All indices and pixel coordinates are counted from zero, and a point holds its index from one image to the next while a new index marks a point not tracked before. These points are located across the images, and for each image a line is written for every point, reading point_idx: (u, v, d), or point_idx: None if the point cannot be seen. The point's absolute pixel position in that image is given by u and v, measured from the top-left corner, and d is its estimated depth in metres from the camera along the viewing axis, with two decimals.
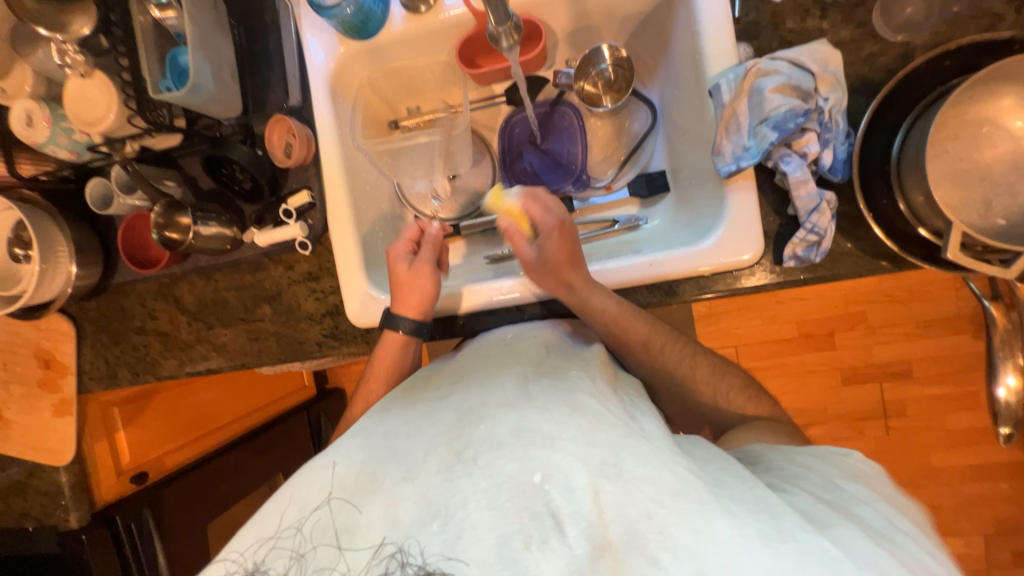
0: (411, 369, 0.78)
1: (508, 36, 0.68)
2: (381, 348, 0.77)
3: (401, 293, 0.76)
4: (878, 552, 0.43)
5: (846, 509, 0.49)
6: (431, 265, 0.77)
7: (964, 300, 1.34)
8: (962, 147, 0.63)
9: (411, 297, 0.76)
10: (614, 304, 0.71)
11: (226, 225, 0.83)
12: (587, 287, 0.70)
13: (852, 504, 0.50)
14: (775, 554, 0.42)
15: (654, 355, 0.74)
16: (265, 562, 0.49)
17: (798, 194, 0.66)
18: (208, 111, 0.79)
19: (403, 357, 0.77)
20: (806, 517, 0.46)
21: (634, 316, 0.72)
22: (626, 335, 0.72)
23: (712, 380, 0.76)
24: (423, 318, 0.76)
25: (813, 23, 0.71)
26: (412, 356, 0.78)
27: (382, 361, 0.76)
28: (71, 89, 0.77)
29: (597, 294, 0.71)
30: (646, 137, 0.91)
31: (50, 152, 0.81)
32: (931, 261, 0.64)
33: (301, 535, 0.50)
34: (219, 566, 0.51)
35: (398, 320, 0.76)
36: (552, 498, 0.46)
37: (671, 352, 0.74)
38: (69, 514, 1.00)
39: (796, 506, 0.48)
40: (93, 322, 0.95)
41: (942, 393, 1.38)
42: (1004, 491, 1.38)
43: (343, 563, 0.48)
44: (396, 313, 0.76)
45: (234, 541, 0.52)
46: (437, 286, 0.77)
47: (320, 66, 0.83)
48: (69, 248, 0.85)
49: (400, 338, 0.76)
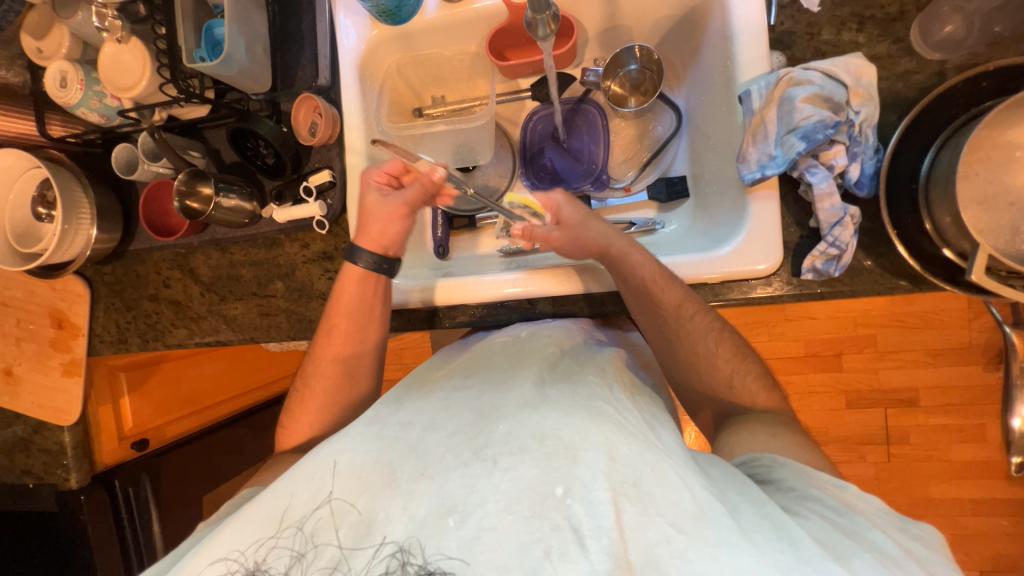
0: (375, 299, 0.77)
1: (545, 25, 0.69)
2: (341, 292, 0.76)
3: (364, 223, 0.76)
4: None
5: (856, 531, 0.48)
6: (406, 208, 0.75)
7: (978, 330, 1.32)
8: (992, 170, 0.63)
9: (373, 230, 0.76)
10: (635, 291, 0.70)
11: (247, 199, 0.83)
12: (618, 245, 0.72)
13: (864, 530, 0.48)
14: None
15: (684, 323, 0.69)
16: (266, 562, 0.49)
17: (822, 207, 0.66)
18: (238, 84, 0.80)
19: (366, 303, 0.77)
20: (823, 546, 0.45)
21: (670, 275, 0.70)
22: (660, 326, 0.70)
23: (730, 361, 0.70)
24: (389, 255, 0.77)
25: (849, 36, 0.71)
26: (377, 292, 0.77)
27: (341, 303, 0.76)
28: (106, 53, 0.78)
29: (633, 253, 0.71)
30: (670, 140, 0.91)
31: (81, 114, 0.82)
32: (953, 284, 0.63)
33: (302, 535, 0.50)
34: (218, 566, 0.49)
35: (359, 252, 0.76)
36: (574, 513, 0.46)
37: (700, 325, 0.69)
38: (70, 474, 1.01)
39: (813, 534, 0.46)
40: (108, 286, 0.96)
41: (949, 423, 1.36)
42: (1005, 528, 1.36)
43: (345, 564, 0.47)
44: (359, 245, 0.76)
45: (234, 538, 0.51)
46: (404, 229, 0.77)
47: (350, 48, 0.83)
48: (91, 210, 0.87)
49: (360, 273, 0.75)
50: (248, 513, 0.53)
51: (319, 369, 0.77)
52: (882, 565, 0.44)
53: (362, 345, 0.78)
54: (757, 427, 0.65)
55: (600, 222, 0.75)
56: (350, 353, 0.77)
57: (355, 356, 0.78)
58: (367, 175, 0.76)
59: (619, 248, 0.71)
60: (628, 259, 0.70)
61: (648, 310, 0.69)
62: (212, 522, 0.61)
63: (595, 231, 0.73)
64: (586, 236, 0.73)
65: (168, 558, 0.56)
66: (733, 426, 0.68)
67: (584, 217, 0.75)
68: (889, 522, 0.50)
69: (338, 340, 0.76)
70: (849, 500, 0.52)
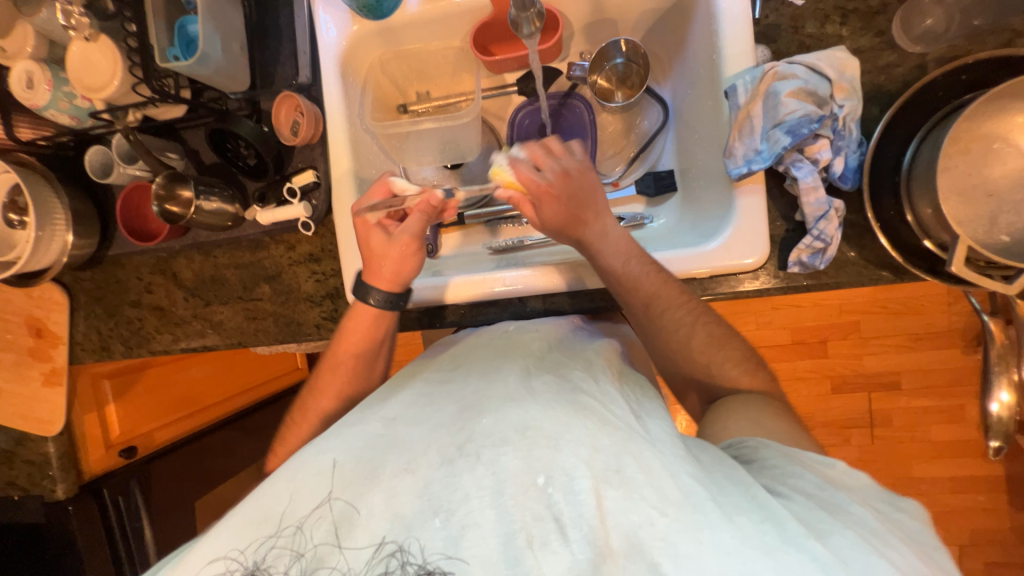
0: (382, 339, 0.76)
1: (530, 22, 0.71)
2: (352, 319, 0.75)
3: (372, 263, 0.74)
4: (874, 556, 0.43)
5: (839, 507, 0.48)
6: (415, 241, 0.73)
7: (956, 314, 1.35)
8: (971, 163, 0.64)
9: (385, 270, 0.73)
10: (628, 262, 0.69)
11: (228, 201, 0.82)
12: (600, 242, 0.70)
13: (847, 504, 0.48)
14: (777, 565, 0.42)
15: (653, 317, 0.68)
16: (267, 561, 0.48)
17: (807, 201, 0.67)
18: (215, 84, 0.78)
19: (374, 342, 0.76)
20: (805, 524, 0.45)
21: (644, 271, 0.68)
22: (638, 315, 0.70)
23: (704, 353, 0.70)
24: (398, 290, 0.75)
25: (832, 29, 0.71)
26: (384, 328, 0.76)
27: (351, 334, 0.75)
28: (75, 52, 0.74)
29: (608, 256, 0.70)
30: (657, 134, 0.90)
31: (50, 116, 0.79)
32: (933, 274, 0.64)
33: (301, 535, 0.49)
34: (217, 564, 0.49)
35: (368, 291, 0.74)
36: (555, 501, 0.46)
37: (675, 313, 0.68)
38: (56, 485, 0.99)
39: (793, 513, 0.47)
40: (88, 293, 0.94)
41: (930, 405, 1.41)
42: (981, 504, 1.41)
43: (343, 561, 0.47)
44: (369, 283, 0.74)
45: (233, 537, 0.51)
46: (418, 263, 0.75)
47: (331, 43, 0.81)
48: (66, 216, 0.84)
49: (371, 312, 0.74)
50: (236, 518, 0.52)
51: (320, 406, 0.74)
52: (862, 542, 0.44)
53: (365, 381, 0.76)
54: (749, 413, 0.63)
55: (593, 221, 0.70)
56: (356, 379, 0.75)
57: (361, 387, 0.76)
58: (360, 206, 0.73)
59: (594, 252, 0.70)
60: (598, 266, 0.71)
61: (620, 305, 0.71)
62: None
63: (577, 234, 0.71)
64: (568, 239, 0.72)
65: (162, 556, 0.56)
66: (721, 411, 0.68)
67: (566, 224, 0.70)
68: (878, 497, 0.51)
69: (341, 375, 0.75)
70: (833, 476, 0.52)
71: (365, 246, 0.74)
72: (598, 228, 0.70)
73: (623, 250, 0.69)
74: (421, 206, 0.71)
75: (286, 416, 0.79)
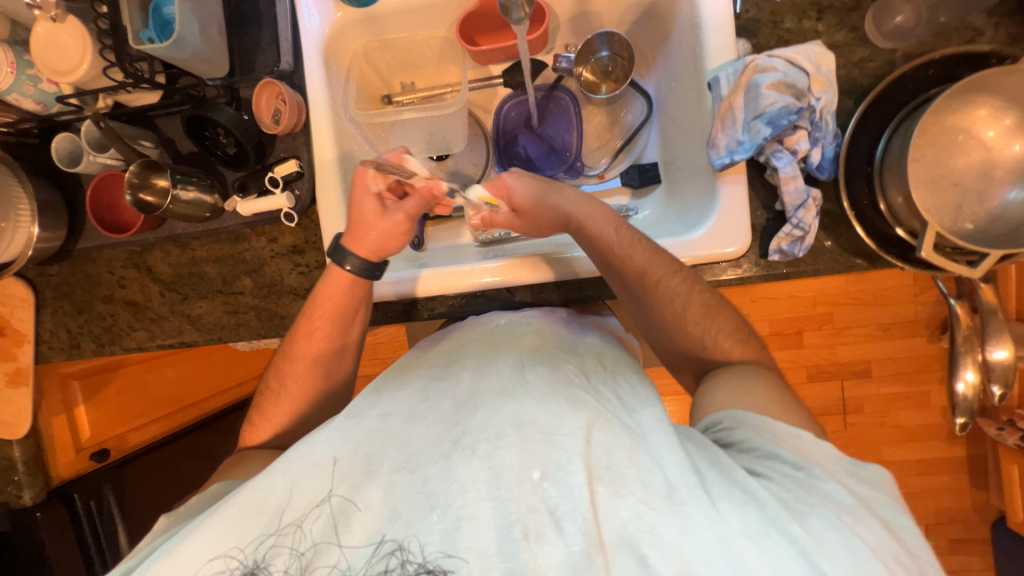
0: (358, 307, 0.74)
1: (519, 7, 0.72)
2: (327, 283, 0.73)
3: (357, 231, 0.72)
4: (850, 535, 0.44)
5: (814, 485, 0.49)
6: (407, 223, 0.72)
7: (922, 304, 1.41)
8: (938, 154, 0.67)
9: (367, 239, 0.72)
10: (618, 229, 0.70)
11: (207, 191, 0.79)
12: (585, 213, 0.71)
13: (821, 481, 0.49)
14: (761, 549, 0.43)
15: (651, 291, 0.69)
16: (267, 560, 0.48)
17: (787, 190, 0.69)
18: (192, 69, 0.75)
19: (352, 303, 0.74)
20: (784, 506, 0.46)
21: (634, 241, 0.69)
22: (632, 291, 0.70)
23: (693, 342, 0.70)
24: (376, 260, 0.73)
25: (809, 24, 0.73)
26: (359, 296, 0.74)
27: (326, 299, 0.73)
28: (40, 33, 0.71)
29: (595, 221, 0.71)
30: (641, 127, 0.92)
31: (13, 100, 0.75)
32: (904, 260, 0.68)
33: (301, 533, 0.48)
34: (218, 562, 0.48)
35: (346, 256, 0.72)
36: (550, 495, 0.47)
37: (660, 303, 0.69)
38: (22, 491, 0.93)
39: (776, 495, 0.48)
40: (55, 288, 0.90)
41: (899, 391, 1.47)
42: (945, 484, 1.49)
43: (343, 560, 0.47)
44: (347, 247, 0.72)
45: (234, 535, 0.49)
46: (402, 243, 0.74)
47: (313, 30, 0.79)
48: (31, 206, 0.80)
49: (344, 279, 0.72)
50: (227, 511, 0.51)
51: (296, 370, 0.74)
52: (839, 521, 0.45)
53: (342, 346, 0.75)
54: (740, 381, 0.64)
55: (564, 193, 0.74)
56: (328, 363, 0.75)
57: (332, 373, 0.76)
58: (363, 177, 0.71)
59: (580, 218, 0.71)
60: (585, 233, 0.71)
61: (613, 274, 0.70)
62: (179, 518, 0.60)
63: (554, 205, 0.73)
64: (548, 212, 0.73)
65: (154, 545, 0.55)
66: (707, 383, 0.67)
67: (540, 196, 0.73)
68: (840, 469, 0.52)
69: (318, 343, 0.74)
70: (803, 449, 0.53)
71: (356, 210, 0.71)
72: (571, 196, 0.73)
73: (606, 215, 0.71)
74: (424, 190, 0.70)
75: (260, 387, 0.78)
